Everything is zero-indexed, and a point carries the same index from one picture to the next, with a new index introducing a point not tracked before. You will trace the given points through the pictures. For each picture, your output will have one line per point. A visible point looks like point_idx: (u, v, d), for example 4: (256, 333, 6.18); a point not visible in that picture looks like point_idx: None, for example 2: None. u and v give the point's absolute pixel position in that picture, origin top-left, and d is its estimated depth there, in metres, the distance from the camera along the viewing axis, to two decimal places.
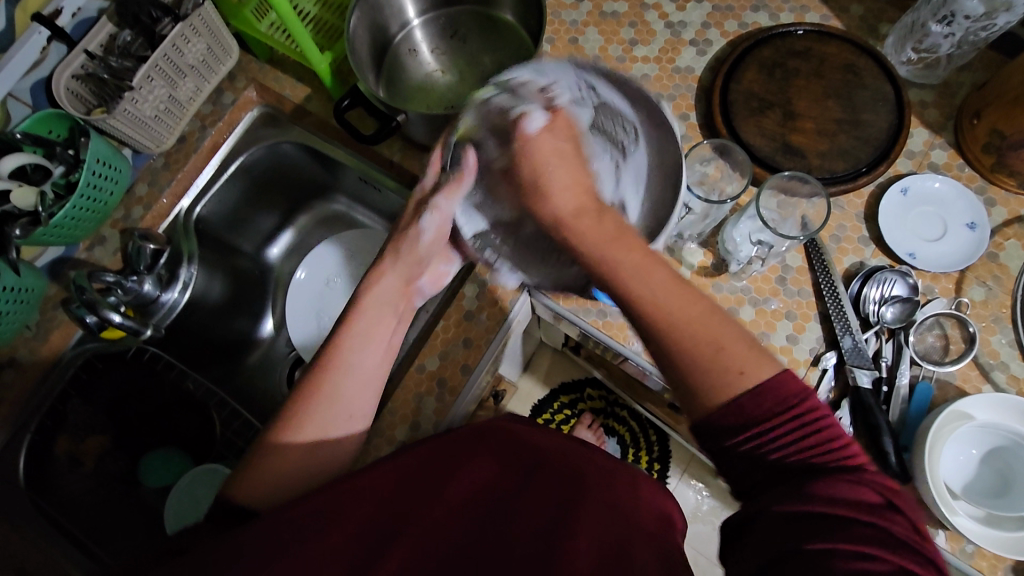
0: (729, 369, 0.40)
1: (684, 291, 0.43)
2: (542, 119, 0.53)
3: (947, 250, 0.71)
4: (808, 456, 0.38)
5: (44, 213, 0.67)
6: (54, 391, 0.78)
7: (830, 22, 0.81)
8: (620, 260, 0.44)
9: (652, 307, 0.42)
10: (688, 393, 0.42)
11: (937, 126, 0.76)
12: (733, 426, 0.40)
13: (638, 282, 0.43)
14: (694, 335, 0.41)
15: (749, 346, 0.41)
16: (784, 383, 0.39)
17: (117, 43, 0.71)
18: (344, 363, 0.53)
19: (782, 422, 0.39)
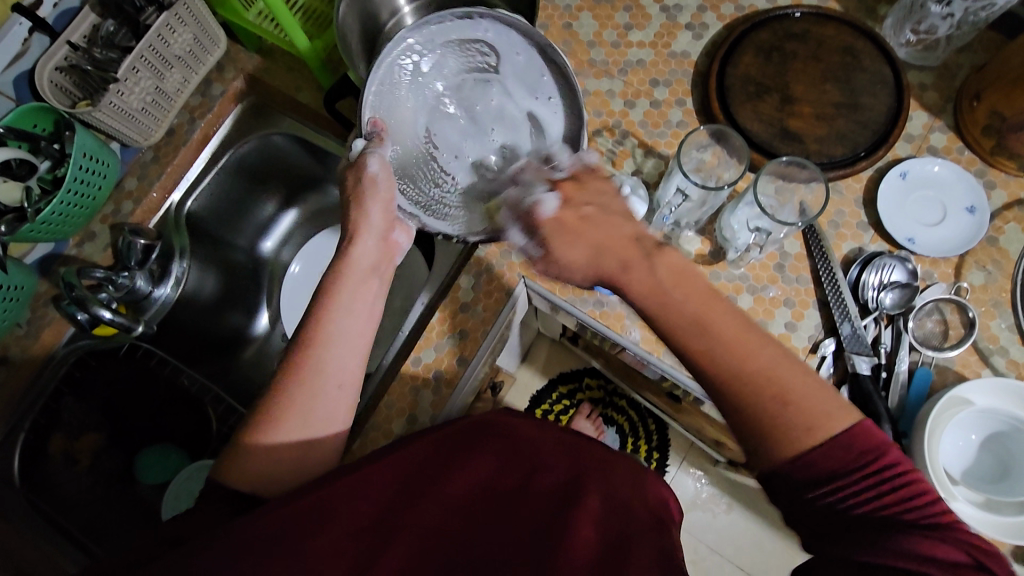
0: (807, 424, 0.38)
1: (754, 339, 0.41)
2: (554, 199, 0.50)
3: (947, 235, 0.71)
4: (893, 505, 0.36)
5: (30, 209, 0.67)
6: (47, 389, 0.77)
7: (829, 3, 0.79)
8: (680, 313, 0.42)
9: (728, 359, 0.40)
10: (755, 446, 0.40)
11: (936, 108, 0.75)
12: (814, 480, 0.38)
13: (701, 337, 0.41)
14: (773, 388, 0.39)
15: (825, 394, 0.39)
16: (865, 433, 0.38)
17: (100, 34, 0.69)
18: (327, 335, 0.50)
19: (860, 481, 0.37)
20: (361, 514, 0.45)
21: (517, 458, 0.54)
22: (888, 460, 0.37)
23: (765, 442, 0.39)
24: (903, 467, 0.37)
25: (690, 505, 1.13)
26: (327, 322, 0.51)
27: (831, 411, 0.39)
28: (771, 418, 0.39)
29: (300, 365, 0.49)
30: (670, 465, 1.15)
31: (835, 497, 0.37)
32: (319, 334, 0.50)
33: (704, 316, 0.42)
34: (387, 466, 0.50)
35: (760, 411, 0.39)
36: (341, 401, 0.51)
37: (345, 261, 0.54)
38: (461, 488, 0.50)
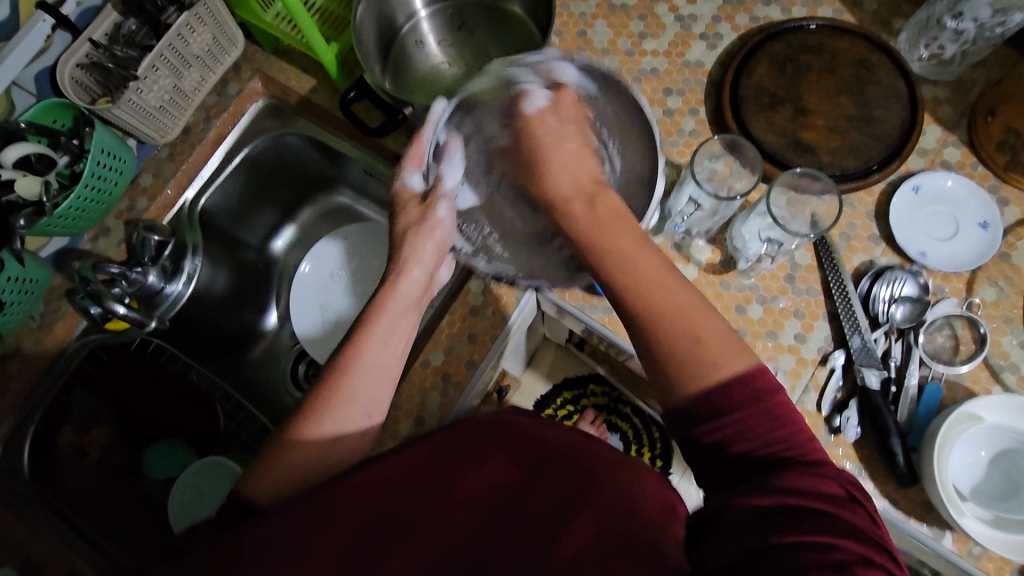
0: (705, 358, 0.42)
1: (674, 280, 0.46)
2: (543, 97, 0.62)
3: (959, 249, 0.70)
4: (772, 441, 0.40)
5: (48, 203, 0.68)
6: (58, 382, 0.78)
7: (843, 16, 0.79)
8: (615, 241, 0.48)
9: (637, 287, 0.46)
10: (666, 378, 0.43)
11: (949, 123, 0.75)
12: (703, 415, 0.41)
13: (628, 270, 0.47)
14: (678, 326, 0.44)
15: (734, 341, 0.43)
16: (757, 377, 0.41)
17: (121, 32, 0.70)
18: (361, 365, 0.52)
19: (748, 415, 0.40)
20: (364, 511, 0.45)
21: (528, 454, 0.54)
22: (774, 405, 0.41)
23: (673, 364, 0.43)
24: (784, 412, 0.41)
25: (693, 513, 1.13)
26: (362, 353, 0.52)
27: (733, 351, 0.43)
28: (680, 348, 0.43)
29: (333, 388, 0.51)
30: (673, 473, 1.16)
31: (710, 434, 0.41)
32: (355, 363, 0.52)
33: (629, 242, 0.48)
34: (395, 460, 0.50)
35: (670, 340, 0.44)
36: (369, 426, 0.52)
37: (387, 290, 0.56)
38: (469, 488, 0.49)
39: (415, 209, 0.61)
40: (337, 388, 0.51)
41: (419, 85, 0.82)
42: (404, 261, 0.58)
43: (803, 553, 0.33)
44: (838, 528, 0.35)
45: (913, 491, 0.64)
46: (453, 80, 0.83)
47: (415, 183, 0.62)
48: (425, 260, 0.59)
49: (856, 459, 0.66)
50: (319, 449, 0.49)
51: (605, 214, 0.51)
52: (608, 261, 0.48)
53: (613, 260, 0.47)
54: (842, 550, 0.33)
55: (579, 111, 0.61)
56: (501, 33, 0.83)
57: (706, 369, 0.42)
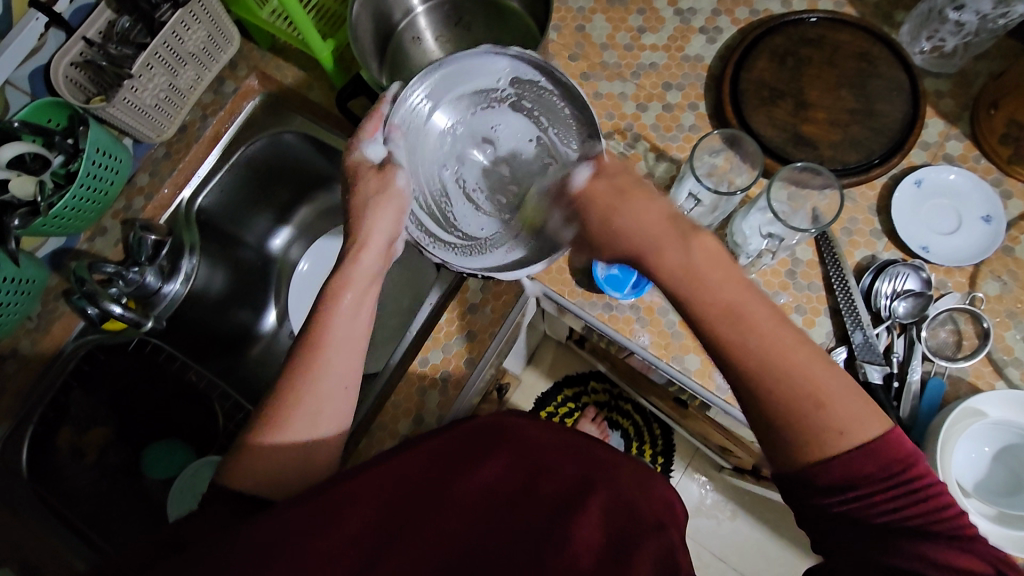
0: (828, 427, 0.39)
1: (785, 330, 0.40)
2: (587, 170, 0.52)
3: (961, 244, 0.70)
4: (903, 514, 0.37)
5: (43, 203, 0.67)
6: (56, 383, 0.78)
7: (844, 8, 0.78)
8: (717, 291, 0.42)
9: (753, 333, 0.40)
10: (784, 445, 0.40)
11: (952, 116, 0.74)
12: (831, 486, 0.39)
13: (742, 329, 0.41)
14: (799, 388, 0.39)
15: (858, 399, 0.39)
16: (888, 445, 0.38)
17: (115, 30, 0.69)
18: (332, 341, 0.51)
19: (883, 491, 0.38)
20: (362, 516, 0.45)
21: (526, 459, 0.53)
22: (908, 477, 0.38)
23: (795, 431, 0.39)
24: (929, 487, 0.38)
25: (695, 510, 1.12)
26: (330, 330, 0.51)
27: (867, 414, 0.39)
28: (798, 413, 0.39)
29: (304, 367, 0.50)
30: (675, 470, 1.15)
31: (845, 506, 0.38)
32: (325, 338, 0.51)
33: (735, 294, 0.42)
34: (390, 468, 0.50)
35: (781, 402, 0.40)
36: (344, 403, 0.51)
37: (350, 265, 0.55)
38: (468, 493, 0.49)
39: (375, 176, 0.59)
40: (304, 367, 0.50)
41: None
42: (366, 236, 0.57)
43: None
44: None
45: None
46: None
47: (373, 154, 0.60)
48: (387, 228, 0.58)
49: None
50: (297, 436, 0.49)
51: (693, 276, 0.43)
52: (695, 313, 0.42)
53: (721, 323, 0.41)
54: None
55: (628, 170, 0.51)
56: (498, 28, 0.82)
57: (827, 441, 0.39)
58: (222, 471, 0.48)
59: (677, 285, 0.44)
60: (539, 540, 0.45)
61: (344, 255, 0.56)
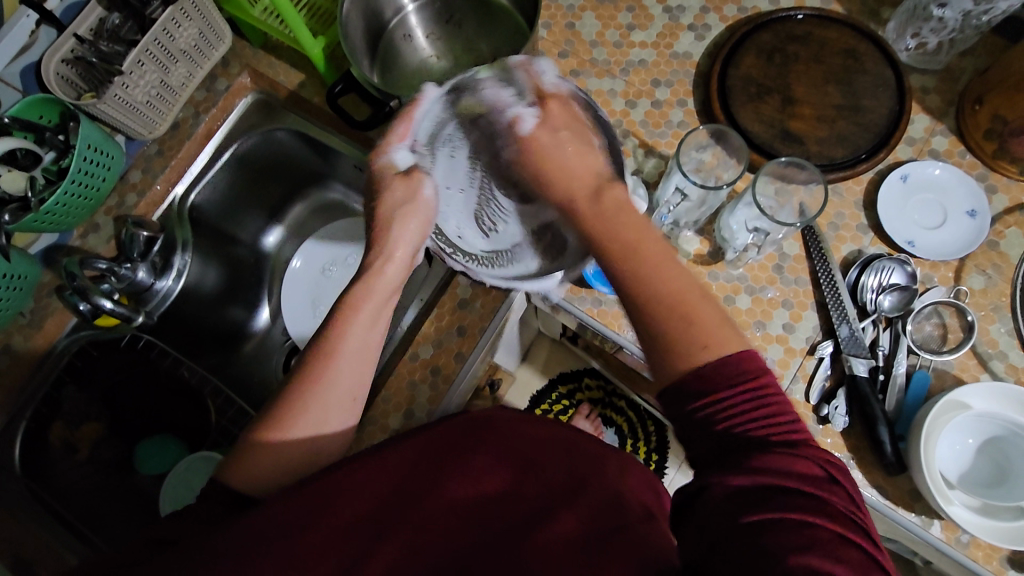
0: (702, 336, 0.41)
1: (661, 257, 0.45)
2: (535, 117, 0.55)
3: (947, 238, 0.70)
4: (756, 432, 0.39)
5: (33, 199, 0.68)
6: (50, 377, 0.78)
7: (831, 6, 0.79)
8: (615, 230, 0.47)
9: (646, 263, 0.45)
10: (660, 358, 0.43)
11: (938, 112, 0.75)
12: (700, 391, 0.41)
13: (642, 267, 0.44)
14: (668, 302, 0.43)
15: (729, 326, 0.42)
16: (746, 360, 0.41)
17: (106, 27, 0.70)
18: (340, 351, 0.51)
19: (736, 400, 0.40)
20: (346, 512, 0.45)
21: (514, 455, 0.53)
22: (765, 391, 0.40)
23: (671, 347, 0.42)
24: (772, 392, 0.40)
25: None
26: (343, 338, 0.51)
27: (730, 333, 0.42)
28: (669, 315, 0.43)
29: (314, 375, 0.50)
30: (669, 467, 1.16)
31: (710, 410, 0.40)
32: (337, 349, 0.51)
33: (626, 222, 0.47)
34: (379, 459, 0.49)
35: (662, 325, 0.43)
36: (350, 410, 0.52)
37: (371, 275, 0.55)
38: (455, 490, 0.48)
39: (401, 184, 0.58)
40: (316, 376, 0.50)
41: (408, 81, 0.82)
42: (390, 248, 0.56)
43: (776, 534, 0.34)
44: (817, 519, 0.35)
45: (901, 480, 0.64)
46: (442, 74, 0.82)
47: (399, 160, 0.60)
48: (411, 240, 0.57)
49: (844, 449, 0.66)
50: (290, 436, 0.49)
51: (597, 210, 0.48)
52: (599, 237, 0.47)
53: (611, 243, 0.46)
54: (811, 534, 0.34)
55: (573, 119, 0.55)
56: (489, 26, 0.82)
57: (697, 349, 0.41)
58: (222, 472, 0.48)
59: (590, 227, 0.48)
60: (523, 538, 0.45)
61: (363, 266, 0.56)
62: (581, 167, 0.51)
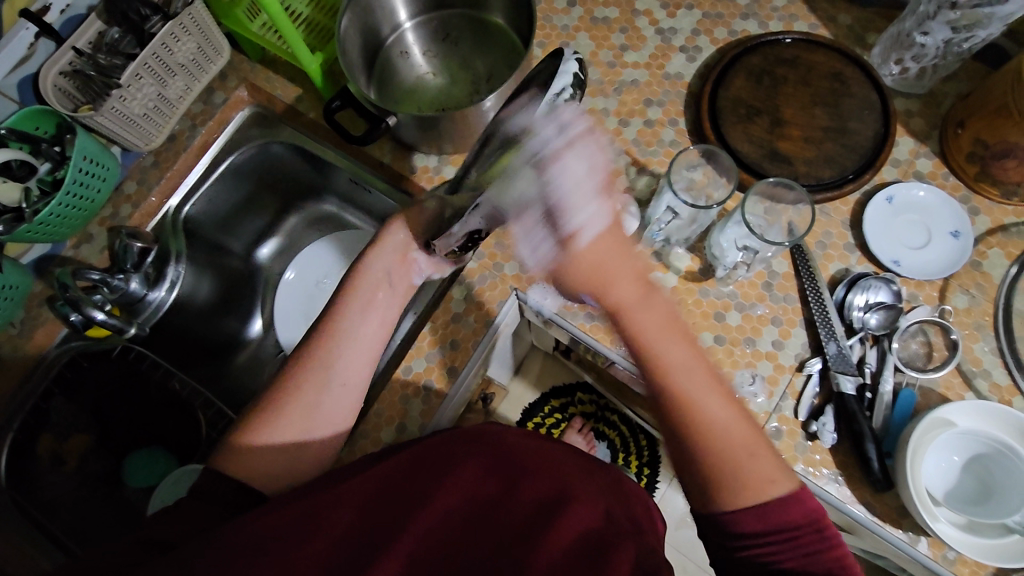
0: (754, 480, 0.44)
1: (718, 394, 0.47)
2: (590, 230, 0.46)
3: (931, 258, 0.72)
4: (799, 567, 0.42)
5: (27, 209, 0.68)
6: (37, 390, 0.78)
7: (818, 30, 0.81)
8: (681, 357, 0.47)
9: (698, 411, 0.46)
10: (708, 497, 0.45)
11: (922, 134, 0.77)
12: (745, 535, 0.44)
13: (711, 408, 0.46)
14: (735, 450, 0.45)
15: (771, 463, 0.45)
16: (799, 502, 0.44)
17: (104, 41, 0.71)
18: (340, 332, 0.57)
19: (780, 536, 0.43)
20: (335, 521, 0.45)
21: (506, 463, 0.53)
22: (815, 527, 0.43)
23: (716, 492, 0.45)
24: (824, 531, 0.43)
25: (680, 523, 1.13)
26: (337, 328, 0.57)
27: (781, 474, 0.45)
28: (720, 465, 0.45)
29: (307, 360, 0.56)
30: (661, 482, 1.16)
31: (755, 553, 0.43)
32: (332, 332, 0.57)
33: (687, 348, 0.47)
34: (370, 474, 0.50)
35: (725, 475, 0.45)
36: (345, 397, 0.56)
37: (357, 273, 0.62)
38: (447, 499, 0.48)
39: (396, 230, 0.65)
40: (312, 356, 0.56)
41: (404, 96, 0.83)
42: (366, 260, 0.63)
43: None
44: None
45: (888, 497, 0.65)
46: (439, 90, 0.83)
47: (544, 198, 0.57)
48: (387, 260, 0.63)
49: (832, 465, 0.66)
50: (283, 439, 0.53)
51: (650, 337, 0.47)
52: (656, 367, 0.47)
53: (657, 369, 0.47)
54: None
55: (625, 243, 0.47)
56: (484, 44, 0.84)
57: (746, 495, 0.44)
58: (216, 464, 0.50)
59: (645, 339, 0.47)
60: (513, 551, 0.46)
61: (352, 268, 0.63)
62: (630, 275, 0.46)
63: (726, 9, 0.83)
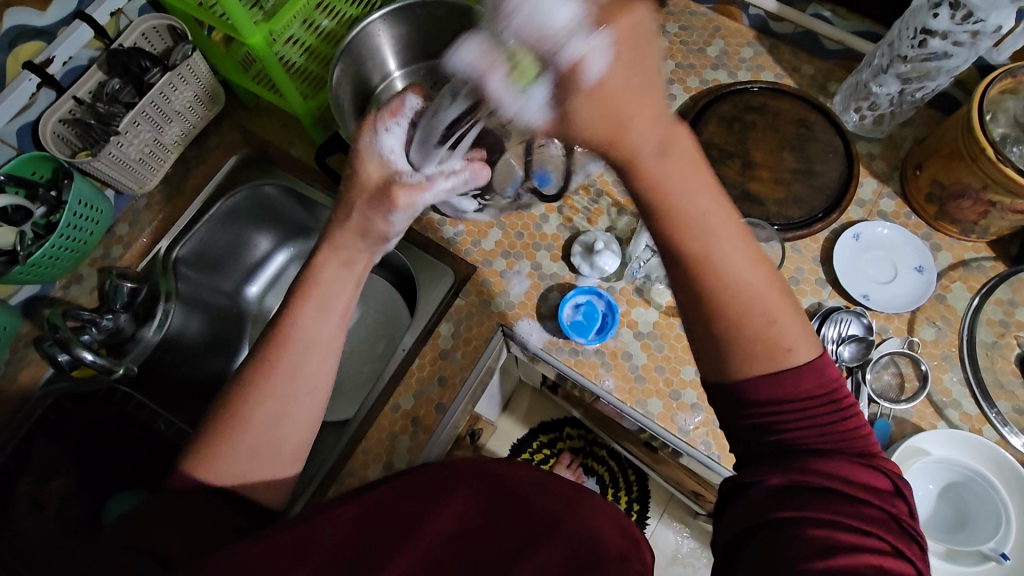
0: (779, 343, 0.42)
1: (745, 250, 0.44)
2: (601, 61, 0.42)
3: (898, 292, 0.75)
4: (818, 437, 0.42)
5: (22, 251, 0.69)
6: (20, 432, 0.78)
7: (783, 80, 0.87)
8: (686, 203, 0.44)
9: (715, 276, 0.43)
10: (718, 362, 0.44)
11: (883, 176, 0.81)
12: (760, 400, 0.43)
13: (726, 263, 0.43)
14: (754, 309, 0.43)
15: (800, 326, 0.43)
16: (818, 369, 0.43)
17: (105, 90, 0.73)
18: (297, 342, 0.52)
19: (804, 406, 0.42)
20: (319, 563, 0.46)
21: (492, 495, 0.53)
22: (832, 391, 0.43)
23: (733, 352, 0.43)
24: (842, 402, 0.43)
25: (671, 560, 1.13)
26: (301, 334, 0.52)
27: (802, 339, 0.43)
28: (739, 331, 0.43)
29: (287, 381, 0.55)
30: (651, 517, 1.16)
31: (772, 420, 0.43)
32: (290, 343, 0.52)
33: (712, 201, 0.45)
34: (353, 509, 0.51)
35: (734, 334, 0.43)
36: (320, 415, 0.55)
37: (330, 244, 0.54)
38: (429, 542, 0.49)
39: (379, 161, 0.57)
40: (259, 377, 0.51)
41: None
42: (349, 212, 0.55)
43: (800, 526, 0.39)
44: (875, 527, 0.39)
45: None
46: None
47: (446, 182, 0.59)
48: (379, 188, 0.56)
49: None
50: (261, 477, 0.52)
51: (661, 175, 0.44)
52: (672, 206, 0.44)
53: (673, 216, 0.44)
54: (844, 530, 0.38)
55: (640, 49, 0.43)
56: None
57: (765, 359, 0.42)
58: None
59: (657, 183, 0.44)
60: None
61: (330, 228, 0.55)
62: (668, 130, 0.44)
63: (697, 61, 0.88)
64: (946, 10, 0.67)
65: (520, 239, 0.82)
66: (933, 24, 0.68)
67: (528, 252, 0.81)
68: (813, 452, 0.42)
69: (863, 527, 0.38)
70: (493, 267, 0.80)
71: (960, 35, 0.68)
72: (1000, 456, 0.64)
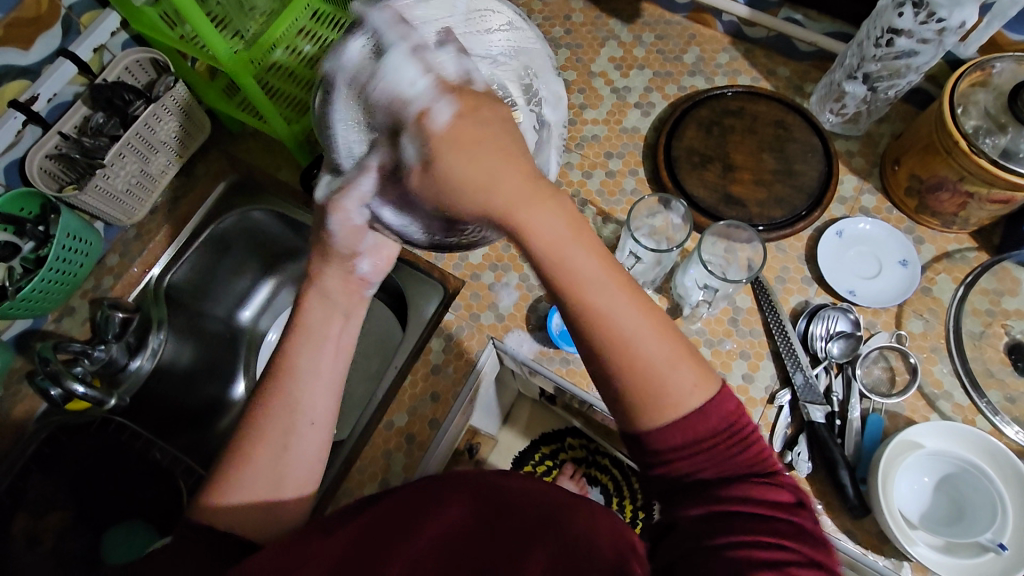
0: (667, 403, 0.43)
1: (624, 298, 0.43)
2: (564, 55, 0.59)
3: (883, 287, 0.76)
4: (726, 470, 0.43)
5: (11, 286, 0.71)
6: (14, 468, 0.77)
7: (760, 83, 0.88)
8: (581, 267, 0.43)
9: (612, 346, 0.43)
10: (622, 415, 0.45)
11: (863, 172, 0.82)
12: (659, 449, 0.44)
13: (625, 321, 0.43)
14: (650, 366, 0.43)
15: (689, 369, 0.44)
16: (714, 410, 0.44)
17: (89, 125, 0.75)
18: (292, 369, 0.53)
19: (696, 449, 0.43)
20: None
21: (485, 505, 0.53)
22: (732, 423, 0.44)
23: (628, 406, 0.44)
24: (747, 438, 0.44)
25: None
26: (291, 366, 0.53)
27: (698, 380, 0.44)
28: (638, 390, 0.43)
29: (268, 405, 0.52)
30: None
31: (673, 468, 0.44)
32: (290, 367, 0.53)
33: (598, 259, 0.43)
34: (345, 530, 0.51)
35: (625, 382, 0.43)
36: (314, 442, 0.52)
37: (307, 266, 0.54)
38: (424, 544, 0.49)
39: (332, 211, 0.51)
40: None
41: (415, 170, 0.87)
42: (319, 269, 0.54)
43: (727, 551, 0.40)
44: (790, 540, 0.40)
45: (867, 522, 0.65)
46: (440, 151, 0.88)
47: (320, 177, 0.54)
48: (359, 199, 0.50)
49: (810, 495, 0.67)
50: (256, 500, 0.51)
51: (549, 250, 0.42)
52: (566, 286, 0.43)
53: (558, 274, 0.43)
54: (766, 546, 0.39)
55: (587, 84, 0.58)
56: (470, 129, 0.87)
57: (662, 414, 0.43)
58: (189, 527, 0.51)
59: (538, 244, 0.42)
60: None
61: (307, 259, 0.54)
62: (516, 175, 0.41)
63: (674, 68, 0.89)
64: (910, 9, 0.68)
65: (507, 251, 0.82)
66: (898, 23, 0.70)
67: (515, 264, 0.81)
68: (727, 481, 0.43)
69: (784, 543, 0.39)
70: (481, 280, 0.81)
71: (926, 33, 0.69)
72: (995, 447, 0.64)
